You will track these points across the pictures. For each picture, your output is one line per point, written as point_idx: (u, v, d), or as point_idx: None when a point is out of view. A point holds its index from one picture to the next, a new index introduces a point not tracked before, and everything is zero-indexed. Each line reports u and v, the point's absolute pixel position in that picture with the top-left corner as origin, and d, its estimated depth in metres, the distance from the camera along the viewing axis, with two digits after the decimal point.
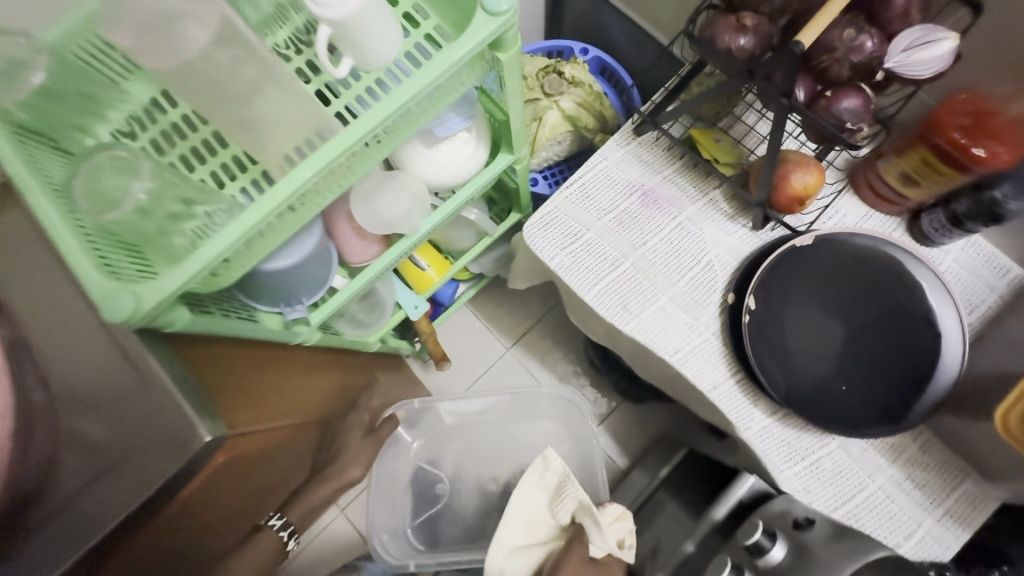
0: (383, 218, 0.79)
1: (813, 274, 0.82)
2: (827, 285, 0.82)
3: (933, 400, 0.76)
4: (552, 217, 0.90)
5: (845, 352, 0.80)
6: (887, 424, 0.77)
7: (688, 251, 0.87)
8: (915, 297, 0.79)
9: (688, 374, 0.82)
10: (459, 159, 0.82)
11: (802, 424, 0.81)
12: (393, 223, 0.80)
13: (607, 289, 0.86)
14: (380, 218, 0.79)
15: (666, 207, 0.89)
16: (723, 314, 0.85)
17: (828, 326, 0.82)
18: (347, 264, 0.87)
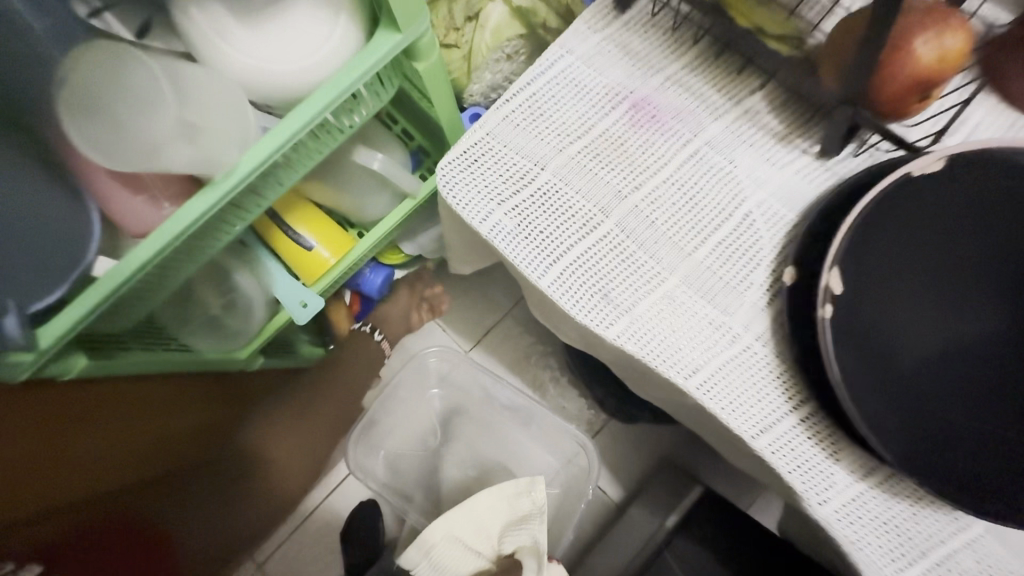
0: (129, 140, 0.42)
1: (945, 227, 0.45)
2: (967, 249, 0.45)
3: None
4: (483, 150, 0.54)
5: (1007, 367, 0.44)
6: None
7: (710, 199, 0.52)
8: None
9: (715, 408, 0.48)
10: (291, 42, 0.46)
11: (918, 494, 0.46)
12: (155, 148, 0.43)
13: (577, 268, 0.51)
14: (121, 137, 0.42)
15: (670, 125, 0.53)
16: (774, 303, 0.50)
17: (973, 322, 0.44)
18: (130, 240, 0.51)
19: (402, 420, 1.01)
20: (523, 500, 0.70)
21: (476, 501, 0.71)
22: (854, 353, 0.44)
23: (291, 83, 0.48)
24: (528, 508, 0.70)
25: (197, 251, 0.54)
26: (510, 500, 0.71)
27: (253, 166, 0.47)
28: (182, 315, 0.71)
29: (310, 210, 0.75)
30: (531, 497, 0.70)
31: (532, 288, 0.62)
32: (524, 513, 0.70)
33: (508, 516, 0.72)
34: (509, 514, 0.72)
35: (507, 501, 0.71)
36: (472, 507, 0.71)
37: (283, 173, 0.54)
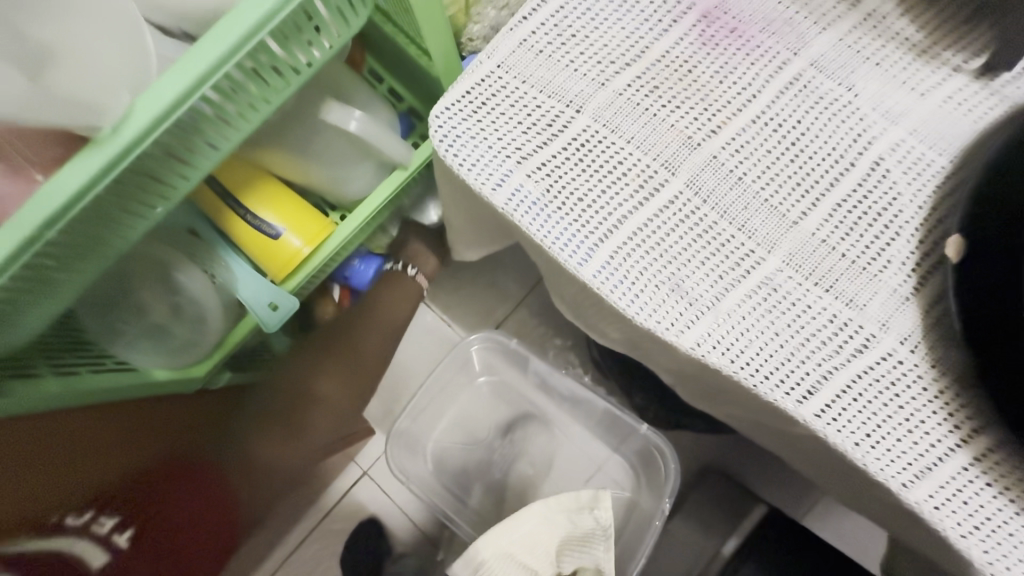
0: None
1: None
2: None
3: None
4: (494, 88, 0.38)
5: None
6: None
7: (821, 143, 0.36)
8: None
9: (847, 444, 0.33)
10: None
11: None
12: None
13: (634, 248, 0.36)
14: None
15: (757, 42, 0.38)
16: (924, 289, 0.34)
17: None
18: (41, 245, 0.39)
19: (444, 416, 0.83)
20: (585, 518, 0.52)
21: (525, 515, 0.52)
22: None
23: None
24: (591, 527, 0.52)
25: (101, 244, 0.39)
26: (564, 511, 0.53)
27: (156, 114, 0.31)
28: (113, 324, 0.57)
29: (275, 188, 0.60)
30: (595, 514, 0.52)
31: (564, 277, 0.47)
32: (586, 531, 0.52)
33: (568, 534, 0.53)
34: (569, 530, 0.53)
35: (560, 513, 0.52)
36: (524, 522, 0.51)
37: (212, 129, 0.39)
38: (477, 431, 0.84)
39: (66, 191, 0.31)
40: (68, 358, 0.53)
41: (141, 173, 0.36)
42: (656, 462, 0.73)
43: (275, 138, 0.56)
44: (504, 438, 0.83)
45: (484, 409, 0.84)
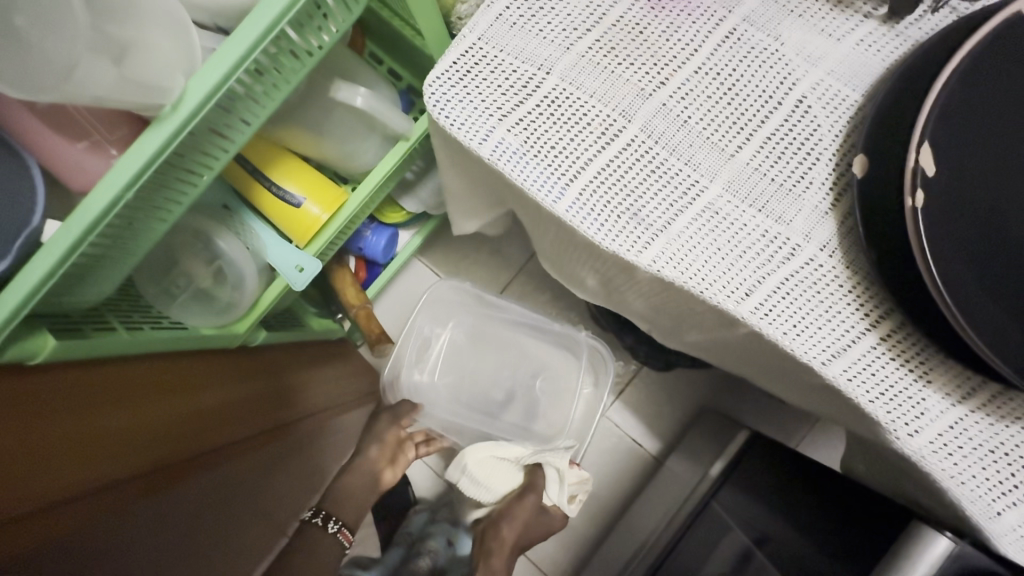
0: (31, 56, 0.32)
1: None
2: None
3: None
4: (476, 58, 0.45)
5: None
6: None
7: (754, 87, 0.43)
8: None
9: (777, 335, 0.41)
10: None
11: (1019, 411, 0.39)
12: (72, 65, 0.34)
13: (599, 185, 0.44)
14: (11, 50, 0.32)
15: (699, 3, 0.44)
16: (839, 203, 0.41)
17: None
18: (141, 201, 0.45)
19: (429, 357, 1.03)
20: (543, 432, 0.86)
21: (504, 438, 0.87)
22: (967, 255, 0.36)
23: None
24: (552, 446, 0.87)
25: (160, 208, 0.48)
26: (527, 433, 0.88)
27: (202, 95, 0.40)
28: (167, 289, 0.67)
29: (293, 163, 0.68)
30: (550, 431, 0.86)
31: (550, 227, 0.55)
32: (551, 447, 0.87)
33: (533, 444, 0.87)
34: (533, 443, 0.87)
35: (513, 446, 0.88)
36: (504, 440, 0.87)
37: (241, 110, 0.47)
38: (456, 370, 1.03)
39: (137, 163, 0.40)
40: (133, 317, 0.62)
41: (189, 146, 0.45)
42: (598, 366, 0.99)
43: (292, 117, 0.64)
44: (479, 372, 1.03)
45: (461, 352, 1.04)
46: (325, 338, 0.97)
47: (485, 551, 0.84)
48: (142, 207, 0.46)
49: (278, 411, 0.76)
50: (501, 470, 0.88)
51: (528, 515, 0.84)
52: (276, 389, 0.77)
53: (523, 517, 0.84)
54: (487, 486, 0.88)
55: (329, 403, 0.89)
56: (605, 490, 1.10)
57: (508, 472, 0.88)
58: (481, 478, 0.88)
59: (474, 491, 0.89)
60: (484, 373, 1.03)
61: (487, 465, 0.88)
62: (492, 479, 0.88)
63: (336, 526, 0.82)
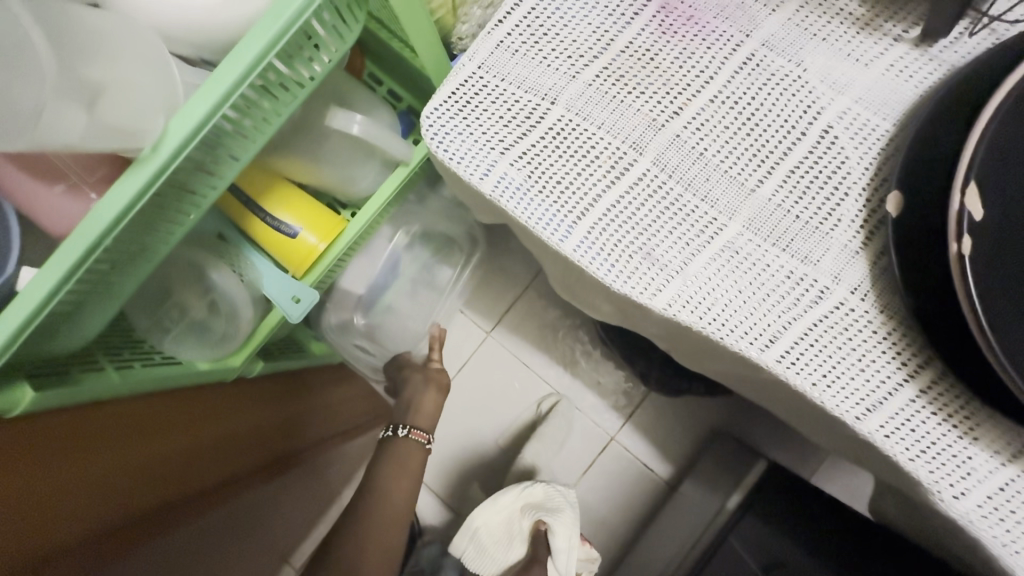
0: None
1: None
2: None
3: None
4: (476, 87, 0.43)
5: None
6: None
7: (775, 116, 0.40)
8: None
9: (807, 385, 0.37)
10: None
11: None
12: (39, 112, 0.32)
13: (609, 222, 0.41)
14: None
15: (713, 27, 0.41)
16: (871, 241, 0.38)
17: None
18: (121, 246, 0.42)
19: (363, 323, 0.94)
20: (536, 491, 0.84)
21: (504, 495, 0.83)
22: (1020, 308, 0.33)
23: (223, 22, 0.38)
24: (558, 503, 0.82)
25: (146, 247, 0.46)
26: (528, 489, 0.84)
27: (184, 136, 0.37)
28: (159, 321, 0.64)
29: (287, 190, 0.65)
30: (542, 485, 0.84)
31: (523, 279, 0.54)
32: (555, 505, 0.82)
33: (534, 504, 0.84)
34: (531, 502, 0.84)
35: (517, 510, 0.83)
36: (503, 498, 0.83)
37: (231, 145, 0.44)
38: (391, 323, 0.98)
39: (118, 204, 0.38)
40: (123, 353, 0.59)
41: (176, 185, 0.42)
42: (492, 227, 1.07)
43: (286, 146, 0.61)
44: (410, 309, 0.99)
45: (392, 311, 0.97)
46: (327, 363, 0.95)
47: None
48: (125, 250, 0.43)
49: (286, 432, 0.74)
50: (507, 533, 0.84)
51: None
52: (281, 409, 0.75)
53: None
54: (494, 553, 0.84)
55: (346, 424, 0.89)
56: (615, 516, 1.06)
57: (513, 534, 0.84)
58: (486, 543, 0.83)
59: (480, 560, 0.84)
60: (410, 305, 0.99)
61: (492, 529, 0.83)
62: (496, 545, 0.84)
63: (405, 430, 0.82)
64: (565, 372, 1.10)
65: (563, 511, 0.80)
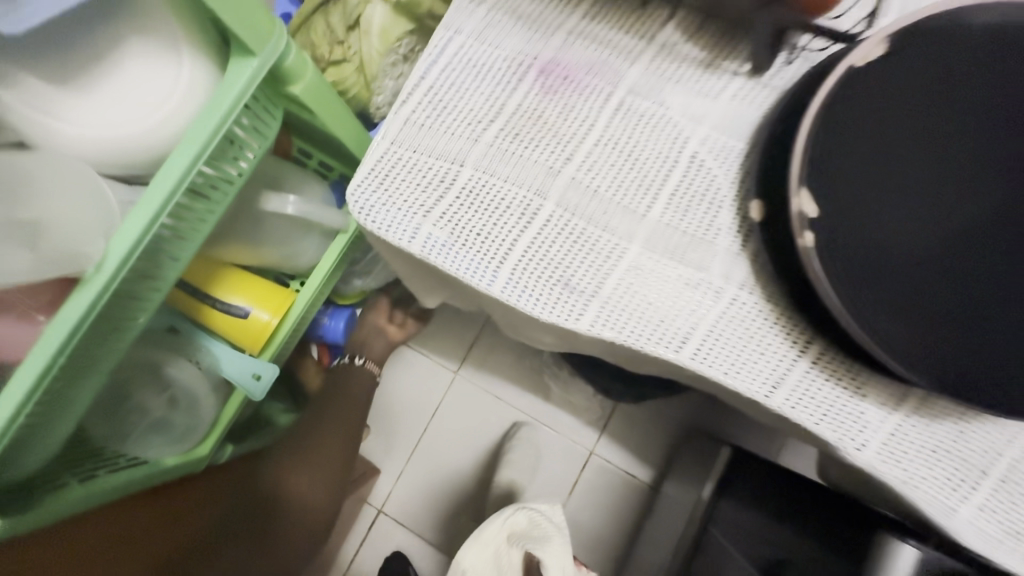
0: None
1: (897, 114, 0.39)
2: (941, 141, 0.39)
3: None
4: (392, 162, 0.48)
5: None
6: None
7: (651, 149, 0.46)
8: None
9: (719, 374, 0.43)
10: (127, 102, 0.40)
11: (955, 407, 0.41)
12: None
13: (528, 263, 0.45)
14: None
15: (587, 83, 0.48)
16: (748, 243, 0.44)
17: (979, 213, 0.39)
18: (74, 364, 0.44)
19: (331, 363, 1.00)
20: (519, 517, 0.72)
21: (489, 526, 0.71)
22: (864, 278, 0.39)
23: (149, 144, 0.42)
24: (544, 530, 0.72)
25: (97, 358, 0.47)
26: (511, 516, 0.72)
27: (125, 252, 0.40)
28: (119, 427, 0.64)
29: (234, 275, 0.68)
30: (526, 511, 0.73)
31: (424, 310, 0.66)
32: (543, 533, 0.72)
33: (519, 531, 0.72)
34: (511, 528, 0.72)
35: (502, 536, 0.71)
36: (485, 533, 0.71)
37: (171, 247, 0.47)
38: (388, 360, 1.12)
39: (65, 329, 0.40)
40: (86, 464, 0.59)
41: (122, 296, 0.45)
42: None
43: (226, 235, 0.64)
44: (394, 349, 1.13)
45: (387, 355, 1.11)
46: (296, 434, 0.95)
47: None
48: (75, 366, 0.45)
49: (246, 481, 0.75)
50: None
51: None
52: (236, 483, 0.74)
53: None
54: None
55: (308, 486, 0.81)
56: (607, 530, 1.08)
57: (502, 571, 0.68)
58: None
59: None
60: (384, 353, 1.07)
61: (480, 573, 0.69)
62: None
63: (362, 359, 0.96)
64: (537, 398, 1.14)
65: (552, 537, 0.70)
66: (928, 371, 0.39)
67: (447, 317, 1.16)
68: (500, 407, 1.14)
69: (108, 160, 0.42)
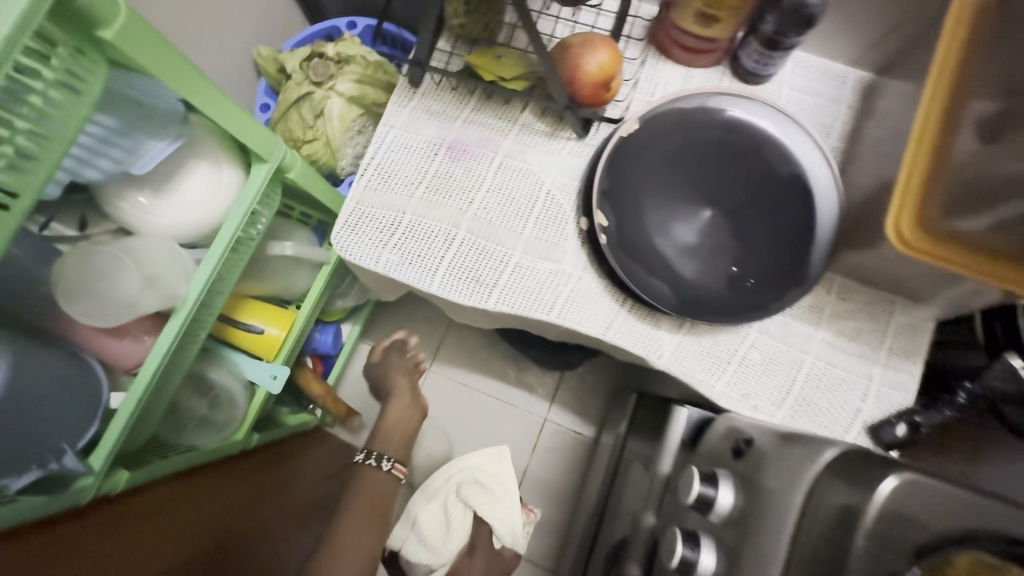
0: (112, 307, 0.60)
1: (652, 159, 0.67)
2: (679, 171, 0.67)
3: (826, 249, 0.64)
4: (358, 215, 0.74)
5: (736, 232, 0.66)
6: (793, 290, 0.64)
7: (522, 191, 0.74)
8: (785, 149, 0.66)
9: (574, 325, 0.70)
10: (199, 196, 0.65)
11: (713, 327, 0.69)
12: (134, 302, 0.61)
13: (451, 270, 0.72)
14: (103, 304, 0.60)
15: (478, 152, 0.75)
16: (586, 243, 0.72)
17: (703, 215, 0.67)
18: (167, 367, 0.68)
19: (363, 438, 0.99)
20: (453, 479, 0.98)
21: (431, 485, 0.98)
22: (643, 258, 0.66)
23: (206, 220, 0.66)
24: (477, 486, 0.96)
25: (174, 363, 0.71)
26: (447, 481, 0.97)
27: (199, 289, 0.65)
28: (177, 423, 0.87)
29: (249, 303, 0.93)
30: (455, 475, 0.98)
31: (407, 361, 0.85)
32: (478, 489, 0.95)
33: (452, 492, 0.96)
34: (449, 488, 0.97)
35: (449, 491, 0.97)
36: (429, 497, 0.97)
37: (221, 285, 0.72)
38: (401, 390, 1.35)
39: (165, 342, 0.64)
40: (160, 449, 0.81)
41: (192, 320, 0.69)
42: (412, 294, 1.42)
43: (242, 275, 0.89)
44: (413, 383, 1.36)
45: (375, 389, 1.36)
46: (302, 430, 1.18)
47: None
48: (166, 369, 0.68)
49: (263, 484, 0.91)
50: (444, 521, 0.94)
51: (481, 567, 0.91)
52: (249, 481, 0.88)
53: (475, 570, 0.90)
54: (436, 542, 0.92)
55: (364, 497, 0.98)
56: (564, 480, 1.34)
57: (446, 520, 0.94)
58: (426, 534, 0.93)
59: (424, 551, 0.92)
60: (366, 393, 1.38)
61: (430, 522, 0.94)
62: (437, 537, 0.93)
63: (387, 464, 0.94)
64: (497, 380, 1.40)
65: (484, 491, 0.95)
66: (675, 298, 0.65)
67: (416, 324, 1.42)
68: (468, 392, 1.39)
69: (186, 233, 0.66)
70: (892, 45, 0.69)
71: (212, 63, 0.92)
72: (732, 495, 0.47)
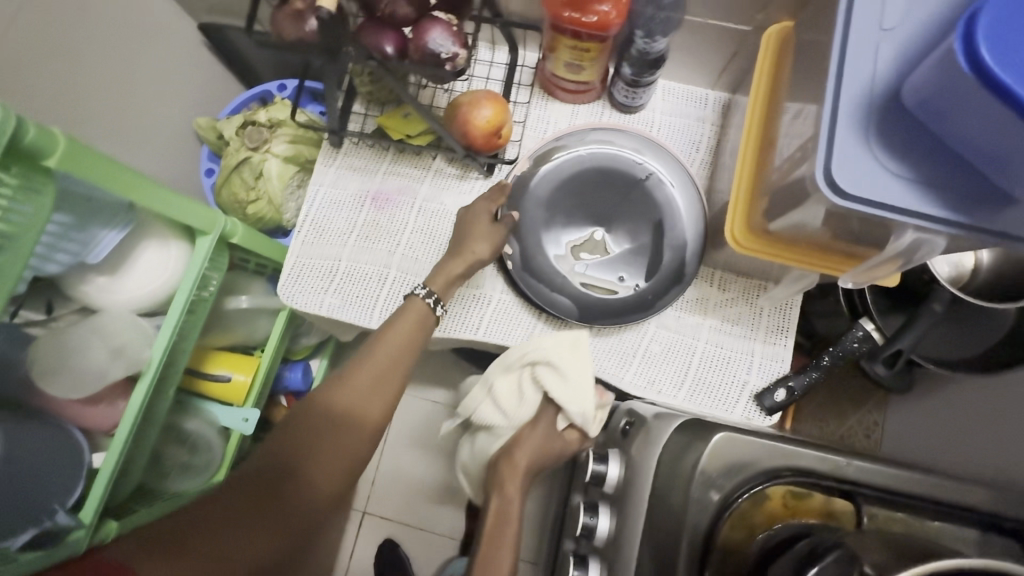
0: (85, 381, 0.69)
1: (544, 192, 0.80)
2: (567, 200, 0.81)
3: (696, 252, 0.78)
4: (300, 267, 0.83)
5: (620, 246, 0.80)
6: (672, 288, 0.77)
7: (441, 229, 0.84)
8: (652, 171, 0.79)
9: (499, 341, 0.80)
10: (150, 272, 0.74)
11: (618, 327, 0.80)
12: (103, 373, 0.70)
13: (387, 306, 0.82)
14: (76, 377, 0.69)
15: (400, 199, 0.85)
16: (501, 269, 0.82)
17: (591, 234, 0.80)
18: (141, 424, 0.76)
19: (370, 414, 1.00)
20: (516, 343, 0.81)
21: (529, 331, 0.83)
22: (546, 277, 0.79)
23: (161, 292, 0.75)
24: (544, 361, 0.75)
25: (147, 422, 0.79)
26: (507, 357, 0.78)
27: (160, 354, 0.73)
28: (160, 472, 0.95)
29: (216, 355, 1.01)
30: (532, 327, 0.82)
31: (472, 206, 0.77)
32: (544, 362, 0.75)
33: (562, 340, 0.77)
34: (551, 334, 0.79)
35: (524, 367, 0.76)
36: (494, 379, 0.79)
37: (182, 343, 0.80)
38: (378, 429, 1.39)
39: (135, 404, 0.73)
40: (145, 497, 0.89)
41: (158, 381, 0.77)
42: None
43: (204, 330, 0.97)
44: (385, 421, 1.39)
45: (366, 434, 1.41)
46: None
47: (500, 487, 0.72)
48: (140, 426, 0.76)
49: None
50: (518, 391, 0.77)
51: (539, 439, 0.75)
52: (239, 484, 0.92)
53: (530, 445, 0.74)
54: (506, 413, 0.78)
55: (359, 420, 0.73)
56: None
57: (522, 391, 0.77)
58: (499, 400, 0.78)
59: (496, 419, 0.79)
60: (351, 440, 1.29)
61: (503, 390, 0.78)
62: (515, 405, 0.78)
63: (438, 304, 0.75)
64: None
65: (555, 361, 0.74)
66: (576, 310, 0.78)
67: None
68: None
69: (143, 305, 0.75)
70: (736, 71, 0.81)
71: (155, 142, 1.01)
72: (618, 469, 0.59)
